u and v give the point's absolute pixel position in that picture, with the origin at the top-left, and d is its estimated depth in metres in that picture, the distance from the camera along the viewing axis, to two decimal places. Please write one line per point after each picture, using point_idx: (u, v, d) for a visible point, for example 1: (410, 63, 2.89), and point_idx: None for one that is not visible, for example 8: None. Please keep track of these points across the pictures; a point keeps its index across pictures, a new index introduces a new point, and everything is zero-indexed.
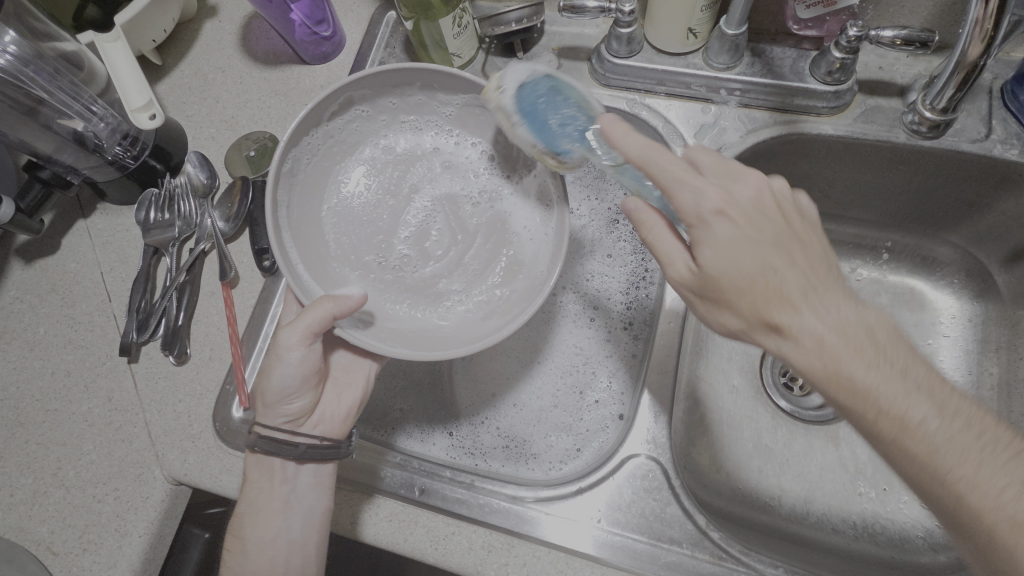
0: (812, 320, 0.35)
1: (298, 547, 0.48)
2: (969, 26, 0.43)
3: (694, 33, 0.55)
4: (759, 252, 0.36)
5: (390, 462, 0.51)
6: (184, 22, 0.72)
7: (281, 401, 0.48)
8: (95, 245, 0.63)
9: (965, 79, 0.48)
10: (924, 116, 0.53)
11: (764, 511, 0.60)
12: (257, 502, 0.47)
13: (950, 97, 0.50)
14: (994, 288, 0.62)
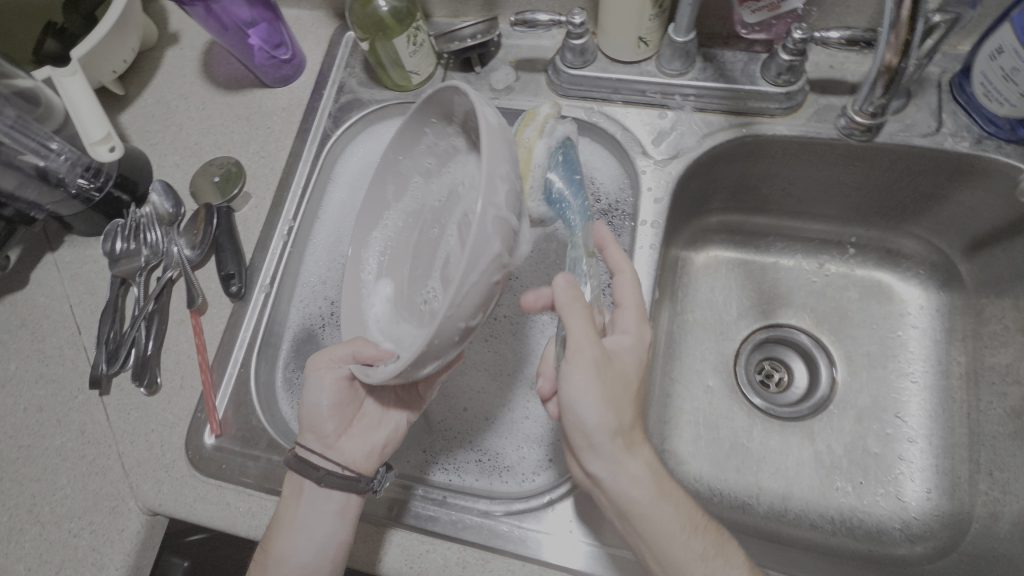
0: (642, 452, 0.43)
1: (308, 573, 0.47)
2: (887, 30, 0.44)
3: (645, 41, 0.56)
4: (631, 385, 0.44)
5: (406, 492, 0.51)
6: (145, 51, 0.72)
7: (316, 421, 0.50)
8: (64, 278, 0.63)
9: (889, 83, 0.49)
10: (855, 120, 0.54)
11: (743, 510, 0.60)
12: (278, 525, 0.48)
13: (877, 101, 0.51)
14: (958, 277, 0.63)
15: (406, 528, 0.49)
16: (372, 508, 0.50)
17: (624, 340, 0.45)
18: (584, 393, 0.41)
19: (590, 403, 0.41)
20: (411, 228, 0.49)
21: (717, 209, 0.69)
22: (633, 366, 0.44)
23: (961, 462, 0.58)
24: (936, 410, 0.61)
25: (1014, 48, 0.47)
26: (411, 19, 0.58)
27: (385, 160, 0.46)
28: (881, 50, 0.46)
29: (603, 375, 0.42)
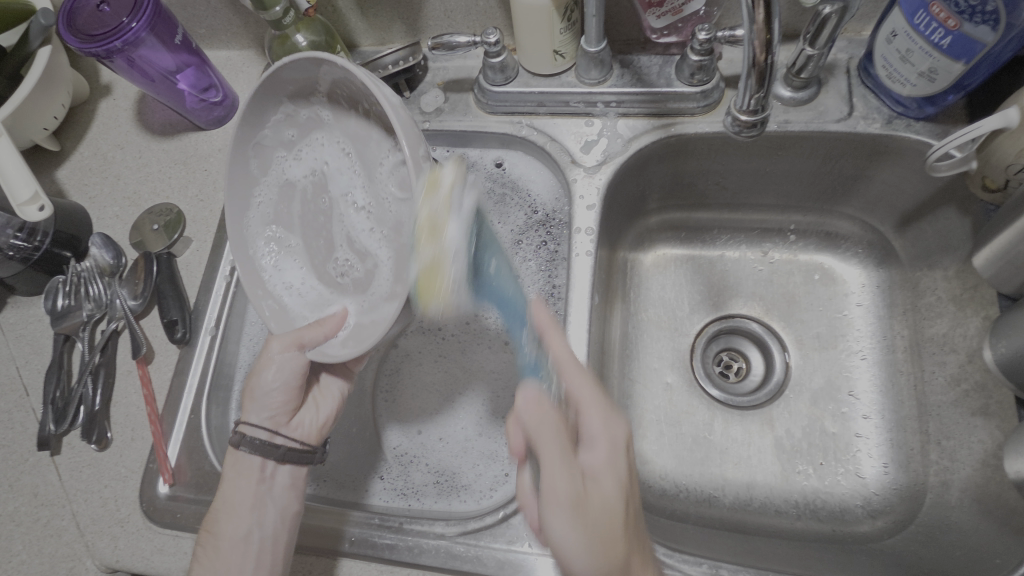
0: None
1: (269, 545, 0.48)
2: (748, 23, 0.40)
3: (560, 54, 0.57)
4: (613, 512, 0.41)
5: (354, 522, 0.50)
6: (79, 105, 0.72)
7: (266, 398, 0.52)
8: (9, 340, 0.63)
9: (763, 77, 0.43)
10: (738, 118, 0.48)
11: (709, 504, 0.61)
12: (221, 510, 0.49)
13: (753, 97, 0.45)
14: (894, 253, 0.64)
15: (350, 557, 0.49)
16: (327, 541, 0.50)
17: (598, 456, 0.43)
18: (568, 541, 0.39)
19: (575, 549, 0.39)
20: (286, 203, 0.50)
21: (657, 209, 0.70)
22: (615, 491, 0.42)
23: (913, 434, 0.59)
24: (885, 385, 0.63)
25: (906, 31, 0.49)
26: (331, 51, 0.58)
27: (242, 137, 0.46)
28: (745, 43, 0.42)
29: (582, 513, 0.41)
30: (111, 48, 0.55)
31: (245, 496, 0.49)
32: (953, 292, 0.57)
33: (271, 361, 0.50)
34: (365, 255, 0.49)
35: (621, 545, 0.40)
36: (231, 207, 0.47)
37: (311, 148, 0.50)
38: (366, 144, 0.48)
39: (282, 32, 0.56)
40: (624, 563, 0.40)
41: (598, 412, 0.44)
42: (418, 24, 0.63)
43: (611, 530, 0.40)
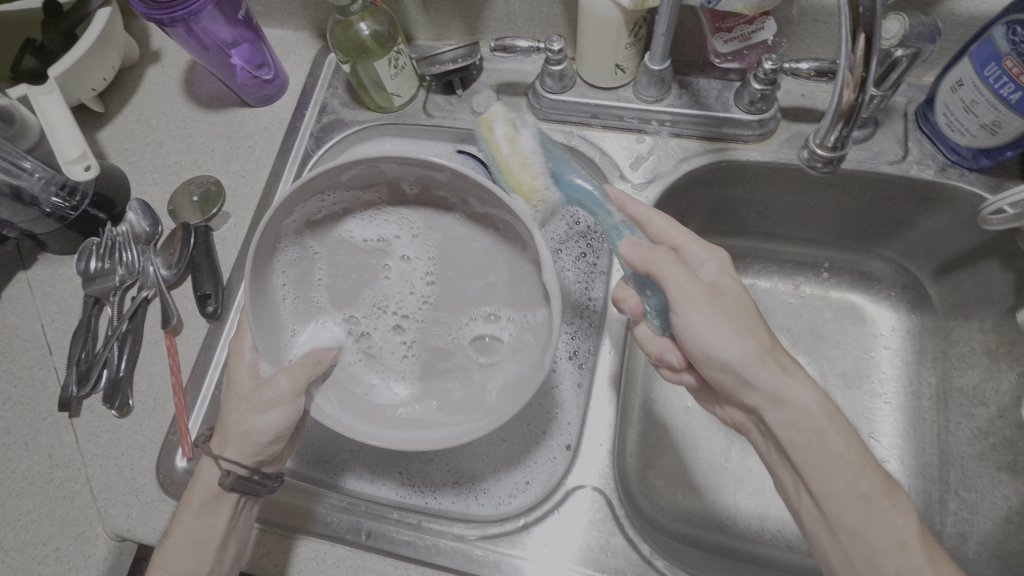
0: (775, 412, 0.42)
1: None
2: (844, 62, 0.40)
3: (622, 68, 0.57)
4: (745, 316, 0.43)
5: (324, 503, 0.51)
6: (127, 68, 0.72)
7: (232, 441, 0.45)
8: (36, 296, 0.62)
9: (850, 116, 0.44)
10: (816, 152, 0.49)
11: (720, 531, 0.60)
12: (177, 548, 0.44)
13: (838, 134, 0.46)
14: (927, 299, 0.65)
15: (317, 538, 0.50)
16: (295, 519, 0.50)
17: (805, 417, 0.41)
18: (707, 320, 0.42)
19: (715, 332, 0.41)
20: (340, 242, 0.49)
21: (695, 231, 0.70)
22: (733, 283, 0.46)
23: (932, 482, 0.59)
24: (907, 430, 0.62)
25: (973, 82, 0.49)
26: (392, 43, 0.58)
27: (361, 156, 0.42)
28: (835, 88, 0.43)
29: (718, 305, 0.43)
30: (175, 17, 0.55)
31: (205, 536, 0.45)
32: (988, 345, 0.57)
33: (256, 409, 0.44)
34: (377, 351, 0.49)
35: (757, 328, 0.43)
36: (279, 211, 0.42)
37: (401, 215, 0.49)
38: (466, 256, 0.49)
39: (347, 19, 0.56)
40: (771, 346, 0.43)
41: (694, 241, 0.48)
42: (478, 24, 0.63)
43: (809, 436, 0.41)
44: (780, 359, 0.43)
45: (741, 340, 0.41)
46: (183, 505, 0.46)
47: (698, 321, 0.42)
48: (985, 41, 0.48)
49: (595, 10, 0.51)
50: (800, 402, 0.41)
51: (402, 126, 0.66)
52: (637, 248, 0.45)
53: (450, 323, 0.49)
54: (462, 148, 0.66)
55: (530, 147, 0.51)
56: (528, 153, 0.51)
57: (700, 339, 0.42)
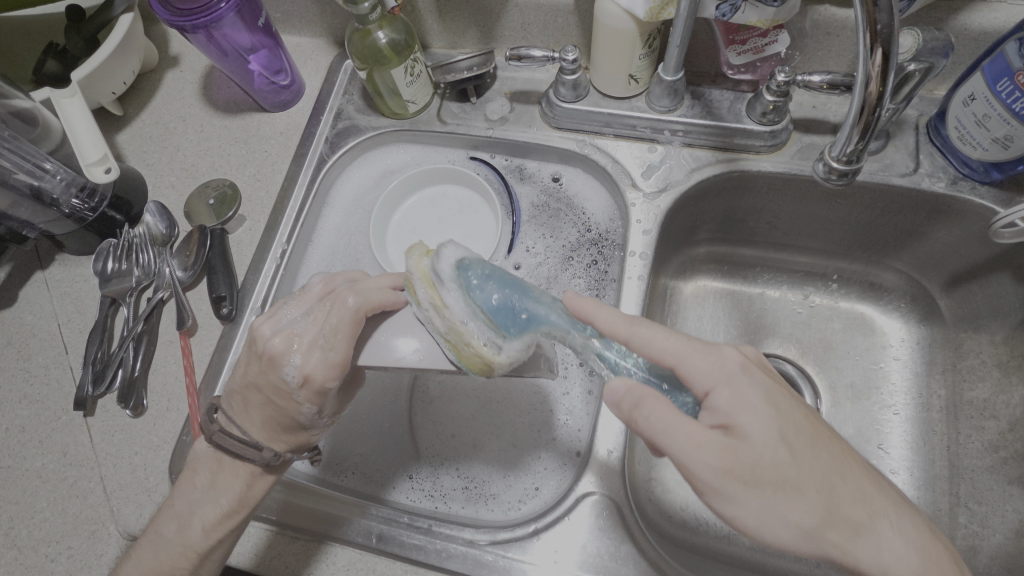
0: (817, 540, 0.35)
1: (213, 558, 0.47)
2: (861, 76, 0.40)
3: (635, 78, 0.58)
4: (792, 503, 0.35)
5: (311, 499, 0.52)
6: (146, 72, 0.73)
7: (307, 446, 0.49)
8: (53, 296, 0.63)
9: (867, 129, 0.44)
10: (832, 165, 0.48)
11: (728, 541, 0.59)
12: (221, 542, 0.46)
13: (855, 147, 0.46)
14: (938, 311, 0.65)
15: (328, 540, 0.50)
16: (284, 514, 0.51)
17: (772, 454, 0.35)
18: (747, 514, 0.35)
19: (768, 523, 0.35)
20: None
21: (705, 240, 0.70)
22: (764, 433, 0.35)
23: (942, 495, 0.59)
24: (917, 442, 0.62)
25: (986, 96, 0.49)
26: (408, 51, 0.59)
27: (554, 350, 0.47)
28: (854, 98, 0.42)
29: (739, 477, 0.35)
30: (197, 24, 0.56)
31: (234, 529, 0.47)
32: (998, 359, 0.57)
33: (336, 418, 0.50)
34: None
35: (805, 490, 0.35)
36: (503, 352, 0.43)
37: None
38: None
39: (365, 27, 0.57)
40: (823, 504, 0.35)
41: (690, 357, 0.38)
42: (493, 33, 0.64)
43: None
44: (824, 501, 0.35)
45: (780, 501, 0.35)
46: (227, 505, 0.46)
47: (659, 423, 0.36)
48: (998, 56, 0.48)
49: (611, 21, 0.52)
50: (786, 466, 0.35)
51: (416, 132, 0.67)
52: (626, 389, 0.38)
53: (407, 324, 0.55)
54: (475, 155, 0.67)
55: (462, 313, 0.41)
56: (463, 326, 0.41)
57: (744, 526, 0.35)
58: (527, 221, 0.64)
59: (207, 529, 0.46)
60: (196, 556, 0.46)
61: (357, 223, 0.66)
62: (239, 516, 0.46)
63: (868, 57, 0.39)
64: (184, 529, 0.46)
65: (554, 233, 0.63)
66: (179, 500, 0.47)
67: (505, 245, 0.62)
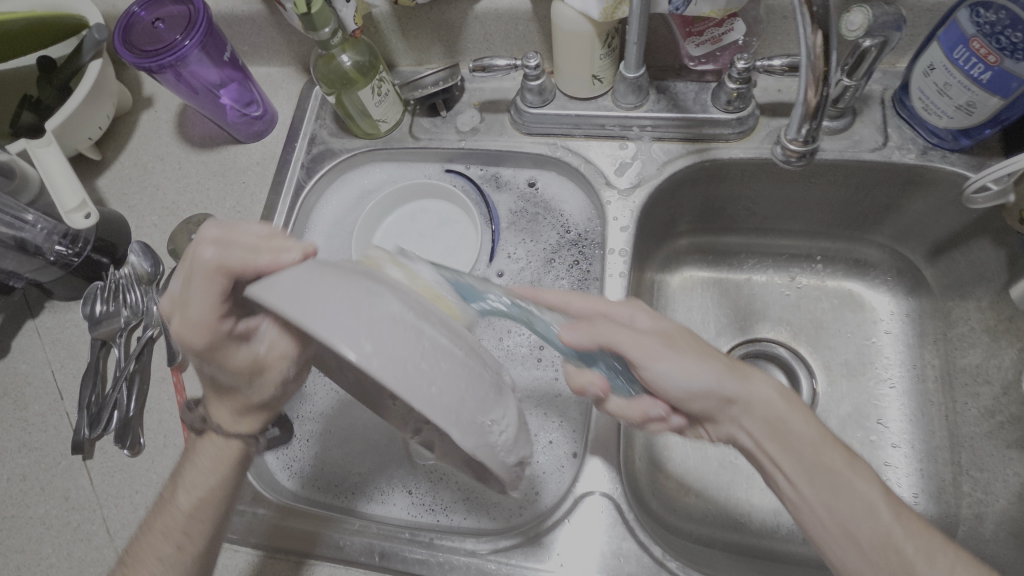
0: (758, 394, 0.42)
1: (192, 519, 0.45)
2: (805, 56, 0.40)
3: (599, 78, 0.59)
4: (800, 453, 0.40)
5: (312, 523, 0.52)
6: (121, 115, 0.74)
7: (241, 411, 0.46)
8: (45, 343, 0.64)
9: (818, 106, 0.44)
10: (789, 148, 0.48)
11: (735, 530, 0.59)
12: (203, 505, 0.45)
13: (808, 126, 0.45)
14: (924, 282, 0.64)
15: (333, 562, 0.50)
16: (291, 541, 0.51)
17: (675, 370, 0.40)
18: (679, 368, 0.40)
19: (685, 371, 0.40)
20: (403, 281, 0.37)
21: (686, 231, 0.70)
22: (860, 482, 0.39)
23: (944, 465, 0.59)
24: (915, 415, 0.62)
25: (945, 65, 0.50)
26: (374, 71, 0.60)
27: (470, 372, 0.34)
28: (800, 81, 0.42)
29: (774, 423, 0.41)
30: (163, 63, 0.57)
31: (213, 497, 0.46)
32: (987, 323, 0.57)
33: (265, 378, 0.44)
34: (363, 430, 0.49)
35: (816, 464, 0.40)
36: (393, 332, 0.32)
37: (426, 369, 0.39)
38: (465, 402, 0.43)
39: (328, 52, 0.57)
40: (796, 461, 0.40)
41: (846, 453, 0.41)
42: (457, 47, 0.65)
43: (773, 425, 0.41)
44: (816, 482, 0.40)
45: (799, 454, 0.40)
46: (207, 463, 0.46)
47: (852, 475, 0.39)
48: (952, 24, 0.48)
49: (568, 25, 0.52)
50: (665, 346, 0.40)
51: (390, 150, 0.67)
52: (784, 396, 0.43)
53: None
54: (450, 168, 0.67)
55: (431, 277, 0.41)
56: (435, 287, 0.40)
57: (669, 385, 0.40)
58: (507, 228, 0.64)
59: (189, 487, 0.46)
60: (187, 518, 0.45)
61: (340, 244, 0.66)
62: (217, 473, 0.46)
63: (809, 40, 0.39)
64: (175, 492, 0.46)
65: (534, 237, 0.63)
66: (178, 462, 0.49)
67: (487, 253, 0.62)
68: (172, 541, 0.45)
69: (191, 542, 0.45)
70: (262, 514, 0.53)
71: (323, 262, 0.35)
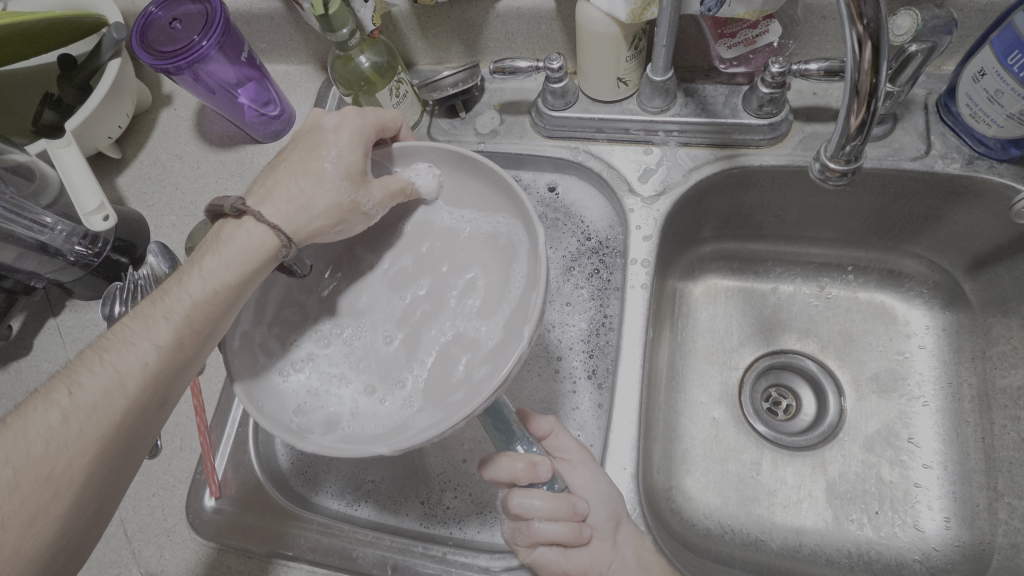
0: None
1: (206, 304, 0.41)
2: (851, 70, 0.38)
3: (624, 81, 0.56)
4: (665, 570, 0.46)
5: (325, 532, 0.52)
6: (140, 113, 0.74)
7: (298, 219, 0.44)
8: (66, 342, 0.64)
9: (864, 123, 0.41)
10: (829, 165, 0.45)
11: (755, 548, 0.58)
12: (220, 294, 0.41)
13: (851, 143, 0.42)
14: (963, 296, 0.61)
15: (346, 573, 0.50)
16: (293, 547, 0.51)
17: (599, 484, 0.48)
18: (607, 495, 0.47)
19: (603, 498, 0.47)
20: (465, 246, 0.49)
21: (710, 238, 0.68)
22: None
23: (979, 489, 0.56)
24: (949, 434, 0.59)
25: (996, 70, 0.47)
26: (392, 72, 0.58)
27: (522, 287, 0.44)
28: (844, 95, 0.40)
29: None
30: (180, 65, 0.56)
31: (231, 294, 0.42)
32: None
33: (357, 192, 0.44)
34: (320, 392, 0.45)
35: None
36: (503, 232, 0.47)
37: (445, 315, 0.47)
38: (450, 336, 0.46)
39: (346, 53, 0.56)
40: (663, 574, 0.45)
41: None
42: (478, 46, 0.63)
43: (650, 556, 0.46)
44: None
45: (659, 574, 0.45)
46: (228, 253, 0.42)
47: None
48: (1007, 27, 0.45)
49: (593, 26, 0.50)
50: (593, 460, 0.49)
51: None
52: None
53: (374, 318, 0.49)
54: None
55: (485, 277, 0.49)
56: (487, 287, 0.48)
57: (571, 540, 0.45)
58: None
59: (205, 275, 0.41)
60: (190, 309, 0.41)
61: None
62: (244, 260, 0.42)
63: (857, 54, 0.36)
64: (189, 276, 0.42)
65: (554, 243, 0.61)
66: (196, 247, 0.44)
67: None
68: (177, 330, 0.40)
69: (187, 341, 0.40)
70: (275, 521, 0.53)
71: (460, 171, 0.48)
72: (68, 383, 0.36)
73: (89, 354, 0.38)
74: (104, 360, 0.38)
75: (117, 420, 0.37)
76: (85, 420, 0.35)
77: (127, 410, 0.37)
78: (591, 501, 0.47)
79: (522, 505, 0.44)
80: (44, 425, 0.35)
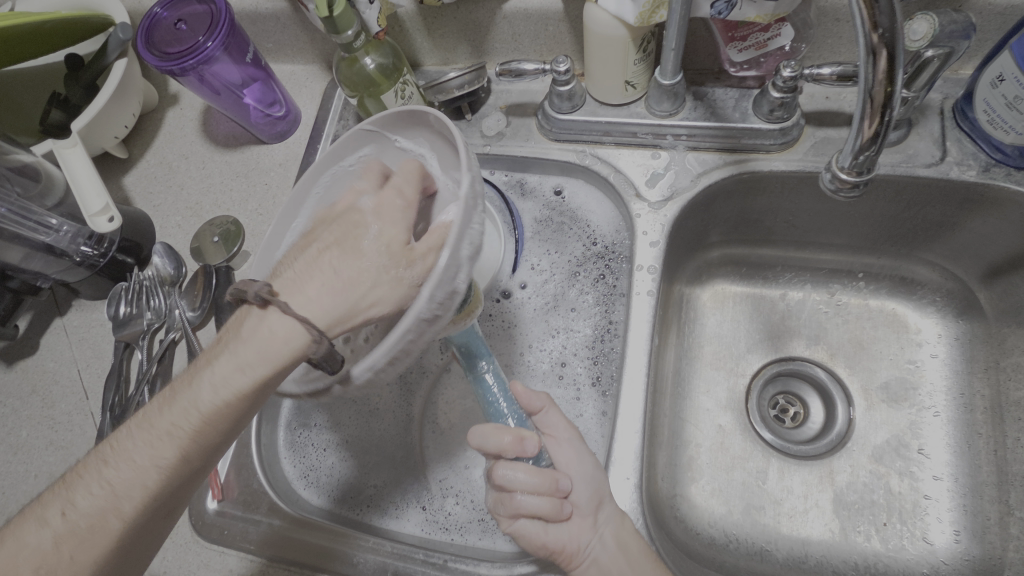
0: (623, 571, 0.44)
1: (211, 417, 0.38)
2: (864, 79, 0.37)
3: (632, 84, 0.55)
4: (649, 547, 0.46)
5: (326, 537, 0.52)
6: (147, 112, 0.74)
7: (329, 298, 0.38)
8: (72, 342, 0.64)
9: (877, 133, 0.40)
10: (840, 177, 0.43)
11: (760, 559, 0.57)
12: (234, 402, 0.38)
13: (864, 153, 0.41)
14: (977, 305, 0.60)
15: None
16: (293, 552, 0.51)
17: (584, 463, 0.47)
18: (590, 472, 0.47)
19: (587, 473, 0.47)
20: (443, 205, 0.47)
21: (718, 243, 0.67)
22: None
23: (990, 503, 0.55)
24: (961, 446, 0.58)
25: (1016, 76, 0.45)
26: (398, 74, 0.57)
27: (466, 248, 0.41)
28: (857, 105, 0.39)
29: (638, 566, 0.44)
30: (185, 66, 0.56)
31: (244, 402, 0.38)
32: None
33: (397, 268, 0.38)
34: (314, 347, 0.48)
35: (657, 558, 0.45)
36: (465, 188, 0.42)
37: None
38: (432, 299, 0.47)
39: (352, 55, 0.56)
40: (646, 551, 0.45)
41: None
42: (484, 47, 0.62)
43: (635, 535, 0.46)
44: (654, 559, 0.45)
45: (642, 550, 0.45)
46: (251, 356, 0.37)
47: None
48: None
49: (601, 28, 0.49)
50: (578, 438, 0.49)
51: None
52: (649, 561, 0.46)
53: None
54: None
55: None
56: None
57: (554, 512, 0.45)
58: (531, 238, 0.62)
59: (216, 382, 0.38)
60: (195, 422, 0.38)
61: None
62: (266, 361, 0.37)
63: (870, 64, 0.36)
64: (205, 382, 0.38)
65: (559, 248, 0.61)
66: (225, 336, 0.40)
67: (510, 264, 0.61)
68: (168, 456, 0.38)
69: (189, 458, 0.39)
70: (276, 526, 0.53)
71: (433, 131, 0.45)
72: (65, 503, 0.38)
73: (94, 462, 0.40)
74: (105, 476, 0.39)
75: (115, 540, 0.38)
76: (76, 543, 0.37)
77: (122, 530, 0.38)
78: (574, 479, 0.47)
79: (507, 476, 0.44)
80: (36, 549, 0.37)
